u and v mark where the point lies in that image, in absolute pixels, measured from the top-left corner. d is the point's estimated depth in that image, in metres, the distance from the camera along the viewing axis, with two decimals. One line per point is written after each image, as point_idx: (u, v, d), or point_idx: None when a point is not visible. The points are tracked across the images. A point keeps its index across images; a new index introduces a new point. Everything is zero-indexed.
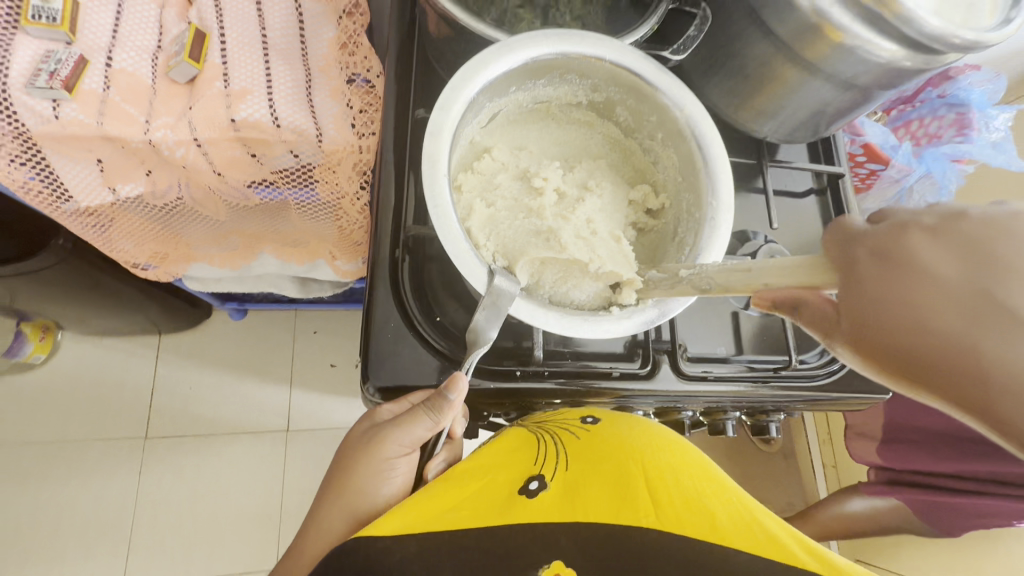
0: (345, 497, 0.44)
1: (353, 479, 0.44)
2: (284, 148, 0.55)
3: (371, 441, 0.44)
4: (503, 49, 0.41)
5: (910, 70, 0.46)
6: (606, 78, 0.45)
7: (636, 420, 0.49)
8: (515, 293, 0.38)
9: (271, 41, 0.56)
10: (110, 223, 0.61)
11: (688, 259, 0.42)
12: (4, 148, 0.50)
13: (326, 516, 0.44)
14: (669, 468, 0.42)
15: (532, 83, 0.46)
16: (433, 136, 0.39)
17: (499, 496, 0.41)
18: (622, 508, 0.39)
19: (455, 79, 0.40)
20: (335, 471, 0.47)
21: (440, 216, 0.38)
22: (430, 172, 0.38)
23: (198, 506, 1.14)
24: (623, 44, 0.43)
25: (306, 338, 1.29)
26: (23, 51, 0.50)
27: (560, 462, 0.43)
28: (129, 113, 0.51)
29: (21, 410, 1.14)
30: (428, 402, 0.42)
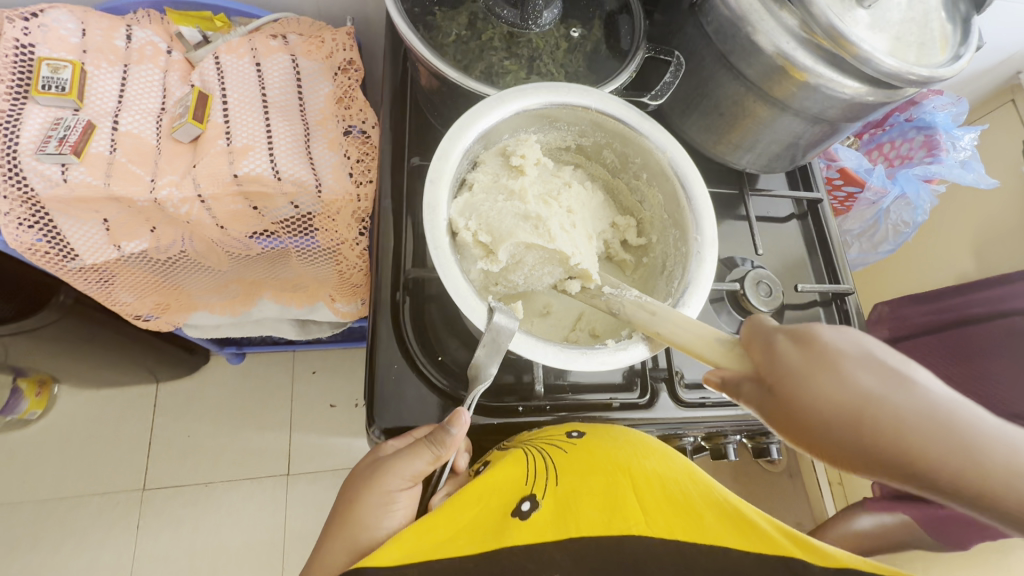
0: (346, 532, 0.41)
1: (354, 515, 0.41)
2: (284, 199, 0.57)
3: (375, 471, 0.42)
4: (497, 101, 0.44)
5: (873, 103, 0.50)
6: (591, 124, 0.48)
7: (619, 430, 0.49)
8: (514, 330, 0.39)
9: (270, 98, 0.58)
10: (113, 278, 0.62)
11: (678, 290, 0.43)
12: (13, 212, 0.51)
13: (321, 556, 0.40)
14: (654, 476, 0.44)
15: (523, 131, 0.48)
16: (432, 184, 0.41)
17: (493, 520, 0.42)
18: (612, 520, 0.41)
19: (451, 130, 0.42)
20: (333, 513, 0.44)
21: (440, 261, 0.39)
22: (430, 218, 0.41)
23: (197, 558, 1.11)
24: (606, 94, 0.45)
25: (304, 379, 1.29)
26: (33, 119, 0.53)
27: (550, 481, 0.44)
28: (136, 173, 0.53)
29: (16, 468, 1.12)
30: (435, 434, 0.42)
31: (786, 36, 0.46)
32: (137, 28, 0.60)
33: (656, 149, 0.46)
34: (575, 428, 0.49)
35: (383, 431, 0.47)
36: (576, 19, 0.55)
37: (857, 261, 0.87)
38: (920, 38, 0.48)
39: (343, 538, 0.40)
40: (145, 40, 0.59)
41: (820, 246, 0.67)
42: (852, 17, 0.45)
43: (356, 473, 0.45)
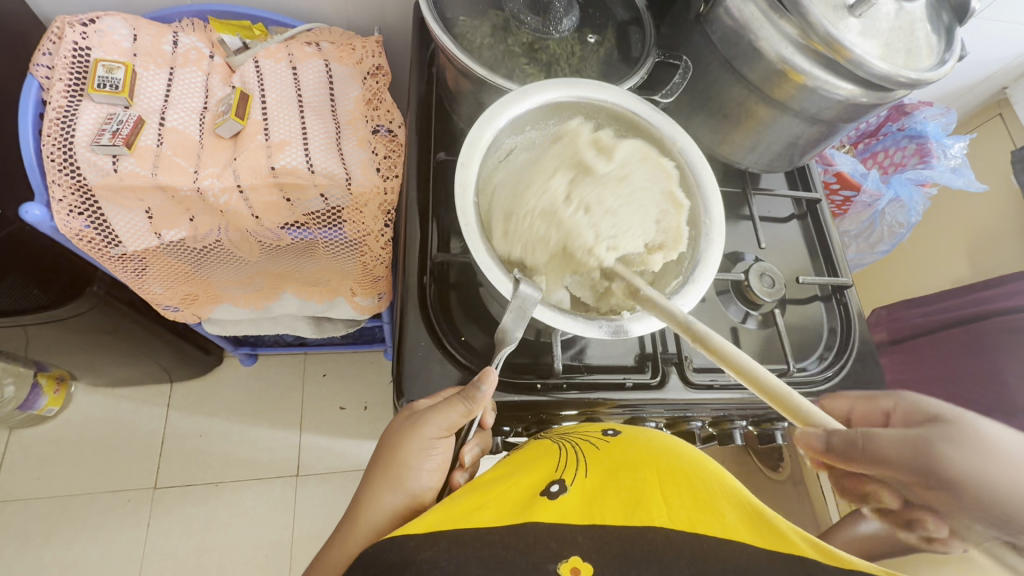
0: (392, 483, 0.45)
1: (398, 463, 0.45)
2: (316, 192, 0.60)
3: (413, 426, 0.45)
4: (521, 94, 0.48)
5: (867, 104, 0.54)
6: (609, 117, 0.51)
7: (652, 433, 0.51)
8: (538, 298, 0.42)
9: (306, 99, 0.63)
10: (148, 266, 0.66)
11: (690, 264, 0.47)
12: (65, 199, 0.55)
13: (372, 498, 0.45)
14: (681, 471, 0.44)
15: (544, 125, 0.52)
16: (463, 166, 0.45)
17: (522, 499, 0.43)
18: (636, 512, 0.41)
19: (481, 118, 0.46)
20: (376, 458, 0.48)
21: (470, 234, 0.43)
22: (461, 196, 0.44)
23: (206, 557, 1.12)
24: (622, 90, 0.50)
25: (315, 381, 1.31)
26: (88, 115, 0.57)
27: (579, 471, 0.45)
28: (180, 165, 0.57)
29: (30, 465, 1.14)
30: (467, 389, 0.45)
31: (785, 42, 0.50)
32: (183, 34, 0.64)
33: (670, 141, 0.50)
34: (612, 428, 0.53)
35: (412, 392, 0.50)
36: (591, 27, 0.60)
37: (856, 263, 0.91)
38: (906, 45, 0.52)
39: (390, 482, 0.45)
40: (190, 46, 0.64)
41: (819, 244, 0.70)
42: (843, 25, 0.49)
43: (393, 426, 0.48)
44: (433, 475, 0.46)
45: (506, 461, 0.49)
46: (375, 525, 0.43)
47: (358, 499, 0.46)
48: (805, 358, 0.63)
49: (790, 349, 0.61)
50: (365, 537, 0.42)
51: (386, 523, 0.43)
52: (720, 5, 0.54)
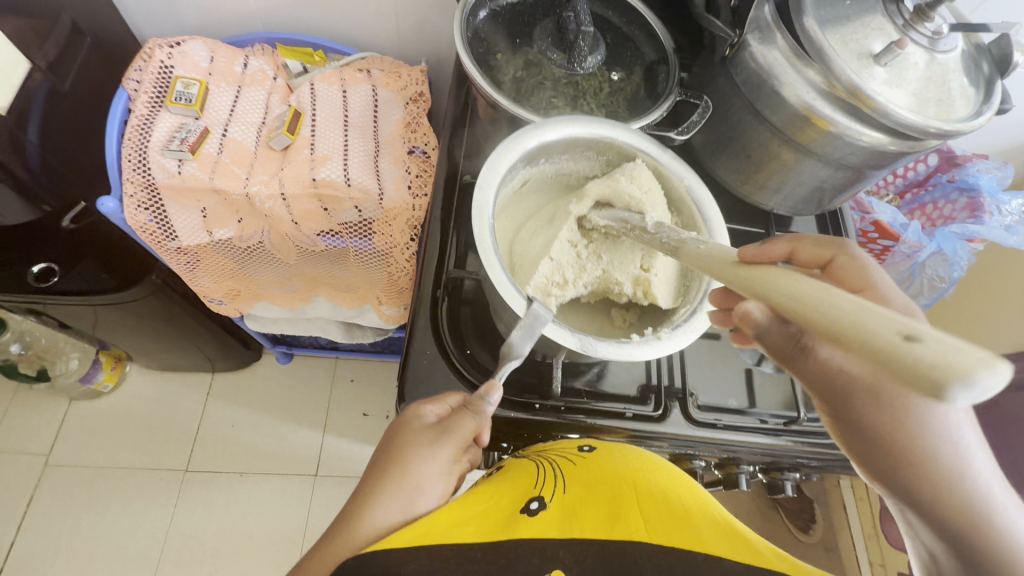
0: (400, 496, 0.43)
1: (408, 480, 0.44)
2: (350, 204, 0.65)
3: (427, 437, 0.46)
4: (536, 128, 0.50)
5: (895, 153, 0.53)
6: (620, 155, 0.53)
7: (628, 449, 0.51)
8: (549, 318, 0.44)
9: (351, 119, 0.69)
10: (199, 261, 0.72)
11: (695, 300, 0.47)
12: (136, 195, 0.62)
13: (376, 515, 0.42)
14: (657, 491, 0.45)
15: (557, 158, 0.54)
16: (479, 189, 0.47)
17: (503, 516, 0.43)
18: (615, 527, 0.42)
19: (495, 151, 0.48)
20: (376, 472, 0.46)
21: (483, 250, 0.45)
22: (477, 218, 0.46)
23: (223, 543, 1.17)
24: (632, 130, 0.51)
25: (342, 385, 1.37)
26: (164, 123, 0.64)
27: (559, 488, 0.46)
28: (234, 171, 0.64)
29: (80, 435, 1.23)
30: (474, 405, 0.48)
31: (808, 88, 0.51)
32: (253, 58, 0.72)
33: (675, 173, 0.51)
34: (587, 445, 0.53)
35: (417, 406, 0.50)
36: (619, 66, 0.62)
37: None
38: (937, 95, 0.51)
39: (398, 500, 0.43)
40: (258, 68, 0.72)
41: None
42: (867, 74, 0.49)
43: (402, 441, 0.46)
44: (439, 497, 0.45)
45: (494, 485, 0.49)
46: (381, 543, 0.40)
47: (355, 514, 0.43)
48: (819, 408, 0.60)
49: (803, 398, 0.59)
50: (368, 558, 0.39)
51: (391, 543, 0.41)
52: (745, 49, 0.55)
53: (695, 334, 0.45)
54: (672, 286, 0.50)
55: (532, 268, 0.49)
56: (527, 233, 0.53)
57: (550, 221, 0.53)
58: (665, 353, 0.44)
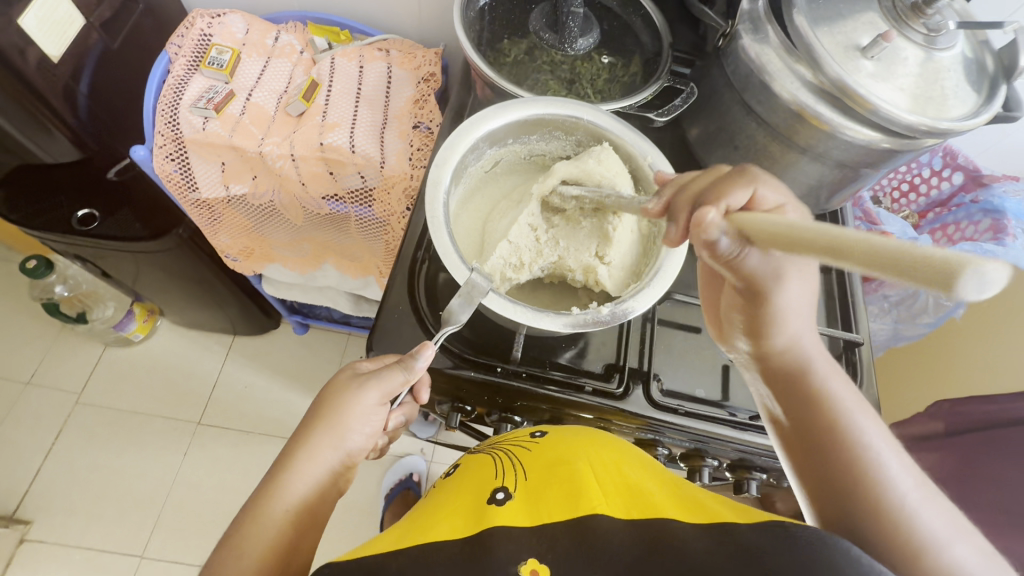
0: (333, 436, 0.46)
1: (339, 422, 0.46)
2: (354, 169, 0.69)
3: (355, 387, 0.47)
4: (503, 109, 0.50)
5: (888, 150, 0.53)
6: (588, 134, 0.53)
7: (578, 430, 0.55)
8: (487, 288, 0.44)
9: (364, 93, 0.73)
10: (219, 216, 0.78)
11: (646, 277, 0.47)
12: (165, 147, 0.69)
13: (309, 451, 0.46)
14: (613, 468, 0.47)
15: (526, 137, 0.54)
16: (437, 166, 0.47)
17: (472, 510, 0.45)
18: (579, 501, 0.42)
19: (460, 128, 0.49)
20: (313, 409, 0.48)
21: (433, 226, 0.45)
22: (431, 192, 0.46)
23: (223, 497, 1.23)
24: (599, 109, 0.51)
25: (352, 361, 1.42)
26: (196, 83, 0.70)
27: (519, 478, 0.48)
28: (252, 132, 0.69)
29: (109, 380, 1.33)
30: (405, 360, 0.48)
31: (795, 80, 0.51)
32: (284, 33, 0.78)
33: (638, 155, 0.51)
34: (541, 431, 0.56)
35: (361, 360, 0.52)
36: (617, 54, 0.64)
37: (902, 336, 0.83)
38: (930, 93, 0.50)
39: (331, 440, 0.46)
40: (287, 42, 0.77)
41: (840, 301, 0.66)
42: (854, 66, 0.49)
43: (336, 383, 0.48)
44: (368, 438, 0.48)
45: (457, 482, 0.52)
46: (312, 475, 0.45)
47: (294, 446, 0.46)
48: None
49: None
50: (304, 488, 0.45)
51: (323, 475, 0.46)
52: (737, 40, 0.55)
53: (630, 312, 0.45)
54: (628, 269, 0.51)
55: (493, 248, 0.51)
56: (496, 213, 0.54)
57: (517, 203, 0.54)
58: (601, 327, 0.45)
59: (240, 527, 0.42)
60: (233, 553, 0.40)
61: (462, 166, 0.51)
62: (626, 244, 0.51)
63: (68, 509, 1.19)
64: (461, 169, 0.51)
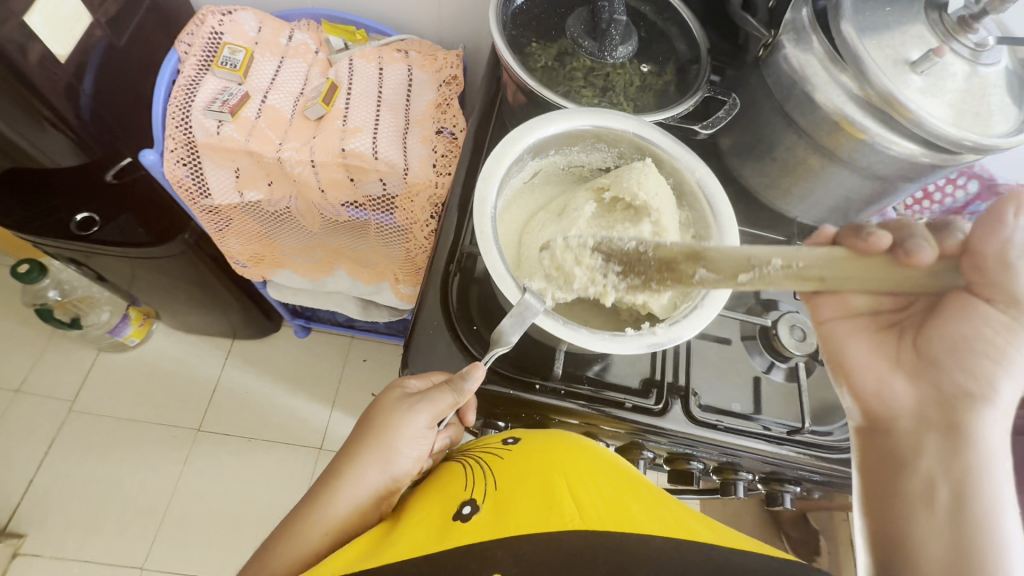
0: (380, 457, 0.45)
1: (387, 443, 0.45)
2: (376, 176, 0.67)
3: (404, 409, 0.46)
4: (549, 119, 0.49)
5: (928, 165, 0.51)
6: (632, 147, 0.52)
7: (553, 434, 0.51)
8: (540, 309, 0.43)
9: (385, 96, 0.70)
10: (230, 221, 0.75)
11: (697, 295, 0.46)
12: (176, 151, 0.65)
13: (355, 472, 0.45)
14: (587, 475, 0.45)
15: (568, 148, 0.53)
16: (483, 179, 0.46)
17: (436, 525, 0.42)
18: (551, 515, 0.41)
19: (505, 140, 0.47)
20: (363, 426, 0.48)
21: (483, 240, 0.43)
22: (478, 208, 0.45)
23: (225, 506, 1.20)
24: (645, 121, 0.50)
25: (355, 364, 1.39)
26: (209, 85, 0.67)
27: (489, 486, 0.45)
28: (269, 136, 0.66)
29: (104, 386, 1.28)
30: (454, 380, 0.46)
31: (840, 92, 0.50)
32: (297, 32, 0.75)
33: (685, 171, 0.50)
34: (514, 436, 0.53)
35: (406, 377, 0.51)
36: (650, 60, 0.63)
37: None
38: (976, 108, 0.49)
39: (378, 461, 0.45)
40: (302, 41, 0.74)
41: None
42: (904, 80, 0.48)
43: (385, 401, 0.47)
44: (414, 462, 0.47)
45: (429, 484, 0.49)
46: (355, 497, 0.44)
47: (340, 464, 0.46)
48: (828, 421, 0.58)
49: (809, 410, 0.57)
50: (346, 510, 0.43)
51: (367, 498, 0.44)
52: (780, 50, 0.54)
53: (686, 335, 0.44)
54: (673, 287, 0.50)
55: (537, 264, 0.50)
56: (535, 225, 0.53)
57: (559, 216, 0.53)
58: (654, 351, 0.44)
59: (280, 536, 0.43)
60: (268, 560, 0.41)
61: (504, 179, 0.49)
62: None
63: (65, 522, 1.15)
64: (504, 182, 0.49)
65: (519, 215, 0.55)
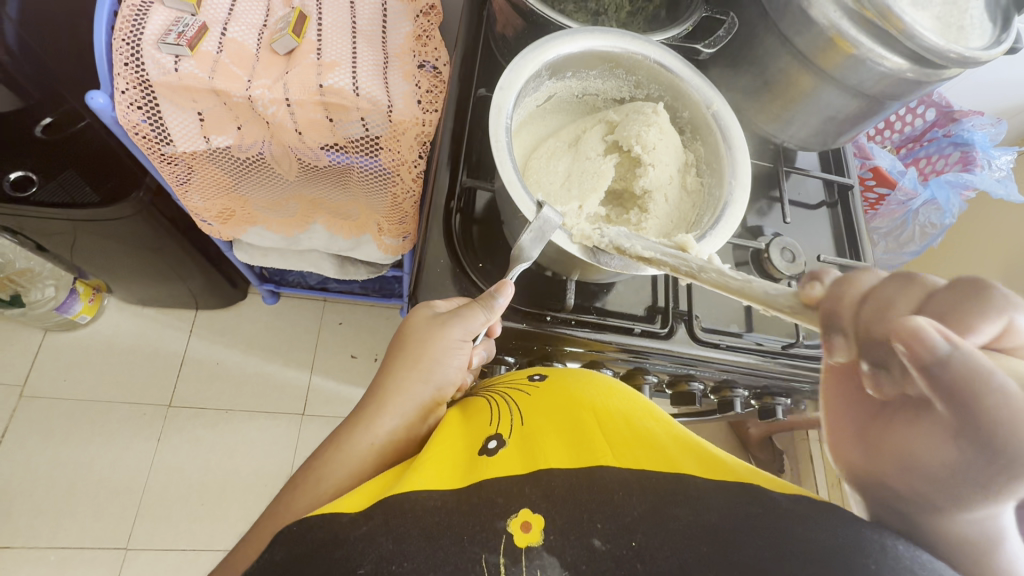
0: (418, 370, 0.46)
1: (425, 358, 0.46)
2: (357, 115, 0.63)
3: (437, 326, 0.47)
4: (567, 36, 0.47)
5: (912, 81, 0.52)
6: (649, 76, 0.51)
7: (580, 372, 0.50)
8: (559, 223, 0.42)
9: (359, 27, 0.65)
10: (193, 171, 0.69)
11: (705, 226, 0.46)
12: (128, 92, 0.58)
13: (396, 388, 0.45)
14: (617, 414, 0.43)
15: (585, 72, 0.51)
16: (501, 89, 0.44)
17: (461, 462, 0.40)
18: (581, 452, 0.39)
19: (520, 56, 0.45)
20: (396, 345, 0.48)
21: (497, 151, 0.42)
22: (494, 118, 0.43)
23: (208, 478, 1.17)
24: (664, 46, 0.48)
25: (331, 327, 1.35)
26: (158, 16, 0.60)
27: (515, 422, 0.44)
28: (235, 73, 0.60)
29: (57, 368, 1.19)
30: (484, 298, 0.46)
31: (835, 7, 0.49)
32: None
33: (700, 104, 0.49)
34: (539, 373, 0.52)
35: (429, 301, 0.51)
36: None
37: None
38: (959, 23, 0.51)
39: (417, 375, 0.46)
40: None
41: (845, 233, 0.69)
42: None
43: (416, 321, 0.48)
44: (455, 375, 0.48)
45: (448, 415, 0.47)
46: (402, 411, 0.44)
47: (382, 385, 0.46)
48: None
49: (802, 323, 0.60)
50: (392, 425, 0.44)
51: (414, 409, 0.45)
52: None
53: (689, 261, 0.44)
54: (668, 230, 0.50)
55: (549, 189, 0.49)
56: (545, 151, 0.52)
57: (572, 146, 0.52)
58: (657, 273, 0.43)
59: (325, 453, 0.43)
60: (316, 476, 0.41)
61: (519, 98, 0.47)
62: (675, 197, 0.51)
63: (31, 510, 1.08)
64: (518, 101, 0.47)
65: (529, 140, 0.54)
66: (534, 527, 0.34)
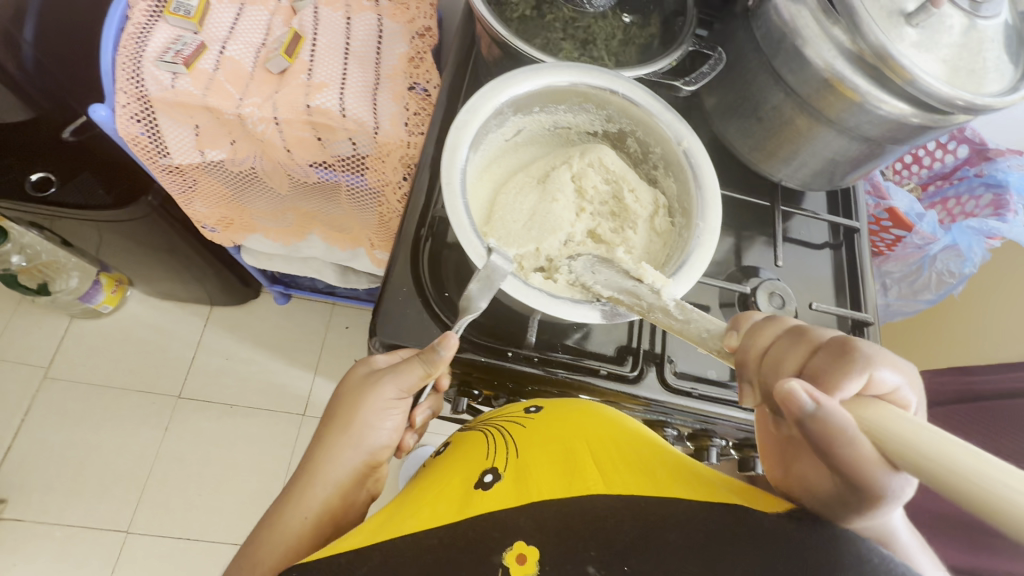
0: (352, 435, 0.46)
1: (360, 419, 0.46)
2: (345, 135, 0.63)
3: (370, 385, 0.46)
4: (530, 72, 0.46)
5: (917, 126, 0.48)
6: (620, 111, 0.49)
7: (576, 400, 0.50)
8: (508, 271, 0.41)
9: (352, 48, 0.66)
10: (195, 183, 0.71)
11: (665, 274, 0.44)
12: (129, 106, 0.61)
13: (329, 454, 0.46)
14: (608, 441, 0.43)
15: (553, 107, 0.50)
16: (457, 128, 0.43)
17: (458, 495, 0.41)
18: (573, 481, 0.39)
19: (483, 91, 0.45)
20: (330, 410, 0.48)
21: (449, 195, 0.42)
22: (448, 157, 0.43)
23: (208, 471, 1.21)
24: (634, 81, 0.47)
25: (337, 330, 1.38)
26: (160, 34, 0.62)
27: (510, 454, 0.44)
28: (228, 91, 0.62)
29: (79, 353, 1.26)
30: (427, 353, 0.45)
31: (831, 47, 0.46)
32: None
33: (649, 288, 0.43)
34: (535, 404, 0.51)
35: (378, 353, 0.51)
36: (634, 10, 0.60)
37: (897, 310, 0.87)
38: (971, 65, 0.46)
39: (350, 440, 0.46)
40: None
41: (848, 278, 0.64)
42: (897, 34, 0.45)
43: (351, 381, 0.48)
44: (392, 434, 0.48)
45: (449, 460, 0.47)
46: (336, 478, 0.45)
47: (315, 453, 0.46)
48: None
49: None
50: (324, 494, 0.45)
51: (346, 477, 0.45)
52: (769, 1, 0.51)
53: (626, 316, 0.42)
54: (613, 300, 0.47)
55: (510, 223, 0.48)
56: (512, 185, 0.51)
57: (540, 181, 0.51)
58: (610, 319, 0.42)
59: (259, 535, 0.43)
60: (251, 562, 0.41)
61: (480, 135, 0.47)
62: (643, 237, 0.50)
63: (44, 487, 1.15)
64: (478, 140, 0.47)
65: (497, 171, 0.53)
66: (528, 559, 0.34)
